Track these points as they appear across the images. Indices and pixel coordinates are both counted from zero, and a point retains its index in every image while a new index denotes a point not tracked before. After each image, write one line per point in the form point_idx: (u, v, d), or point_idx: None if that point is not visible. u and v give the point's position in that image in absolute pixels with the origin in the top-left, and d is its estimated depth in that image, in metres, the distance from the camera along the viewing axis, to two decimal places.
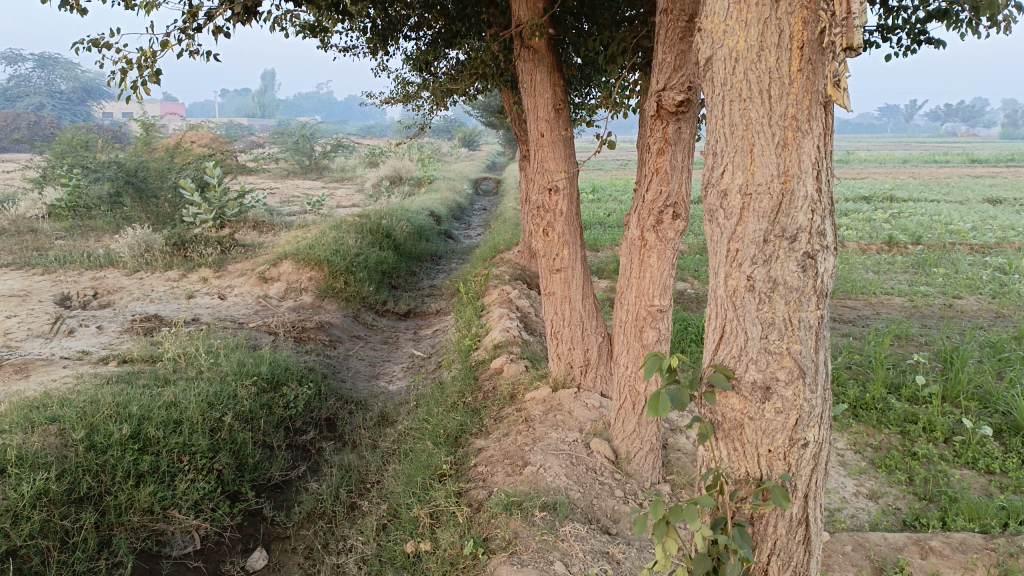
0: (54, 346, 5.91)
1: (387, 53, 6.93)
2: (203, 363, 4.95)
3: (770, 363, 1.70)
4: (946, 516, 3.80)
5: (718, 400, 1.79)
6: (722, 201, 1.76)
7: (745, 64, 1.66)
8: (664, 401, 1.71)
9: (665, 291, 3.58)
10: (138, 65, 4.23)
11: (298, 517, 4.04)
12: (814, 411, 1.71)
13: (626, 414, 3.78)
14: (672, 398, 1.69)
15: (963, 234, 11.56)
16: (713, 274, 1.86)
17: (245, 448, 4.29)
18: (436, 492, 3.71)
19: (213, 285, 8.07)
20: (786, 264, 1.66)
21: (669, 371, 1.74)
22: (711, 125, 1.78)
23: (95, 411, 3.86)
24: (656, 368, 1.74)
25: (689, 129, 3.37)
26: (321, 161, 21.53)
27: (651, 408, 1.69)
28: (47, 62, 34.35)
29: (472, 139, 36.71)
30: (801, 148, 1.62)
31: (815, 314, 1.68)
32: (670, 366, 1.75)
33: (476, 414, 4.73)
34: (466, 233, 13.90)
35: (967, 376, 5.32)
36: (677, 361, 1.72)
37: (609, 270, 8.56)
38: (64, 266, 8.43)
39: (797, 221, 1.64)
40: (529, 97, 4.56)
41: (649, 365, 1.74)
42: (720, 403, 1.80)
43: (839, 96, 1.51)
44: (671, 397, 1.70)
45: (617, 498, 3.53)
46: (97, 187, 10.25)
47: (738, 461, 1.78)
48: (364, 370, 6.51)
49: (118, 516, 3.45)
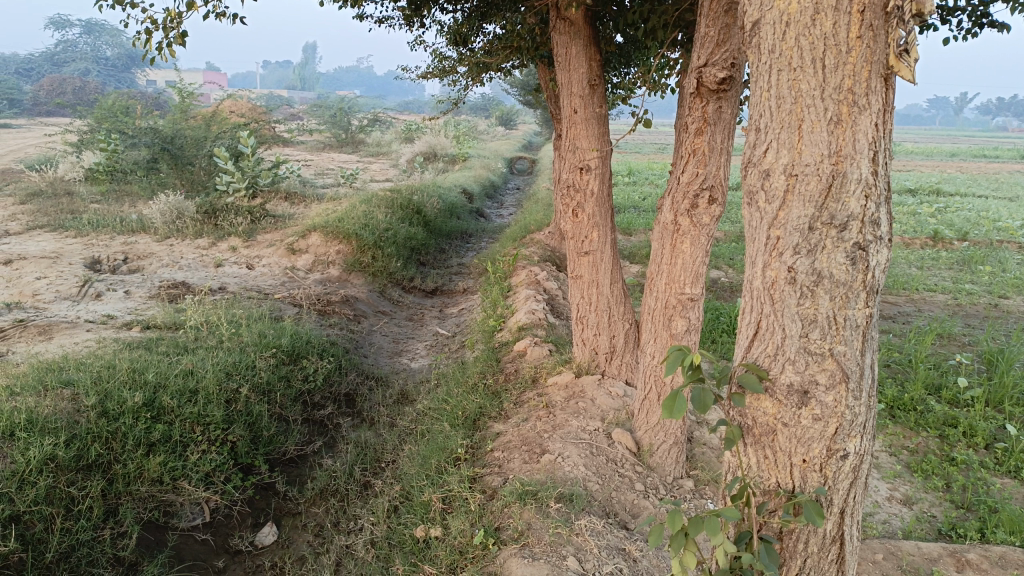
0: (81, 309, 5.90)
1: (423, 25, 6.78)
2: (223, 332, 4.89)
3: (809, 364, 1.54)
4: (985, 527, 3.62)
5: (749, 403, 1.63)
6: (763, 181, 1.59)
7: (797, 29, 1.49)
8: (681, 404, 1.57)
9: (697, 279, 3.41)
10: (163, 26, 4.13)
11: (310, 493, 3.96)
12: (856, 420, 1.54)
13: (650, 406, 3.64)
14: (687, 403, 1.55)
15: (1012, 232, 11.14)
16: (749, 264, 1.69)
17: (261, 421, 4.21)
18: (450, 476, 3.60)
19: (241, 255, 8.03)
20: (833, 255, 1.49)
21: (693, 369, 1.57)
22: (756, 98, 1.61)
23: (110, 377, 3.83)
24: (679, 365, 1.58)
25: (730, 108, 3.19)
26: (358, 135, 21.45)
27: (665, 411, 1.58)
28: (94, 29, 34.99)
29: (510, 118, 36.47)
30: (856, 126, 1.45)
31: (863, 313, 1.51)
32: (695, 363, 1.57)
33: (496, 397, 4.61)
34: (498, 211, 13.76)
35: (1012, 381, 5.08)
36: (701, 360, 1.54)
37: (641, 255, 8.37)
38: (97, 230, 8.46)
39: (848, 208, 1.47)
40: (564, 72, 4.39)
41: (669, 362, 1.58)
42: (752, 405, 1.63)
43: (907, 70, 1.34)
44: (688, 401, 1.56)
45: (637, 492, 3.39)
46: (133, 152, 10.29)
47: (768, 470, 1.62)
48: (387, 346, 6.43)
49: (126, 485, 3.39)
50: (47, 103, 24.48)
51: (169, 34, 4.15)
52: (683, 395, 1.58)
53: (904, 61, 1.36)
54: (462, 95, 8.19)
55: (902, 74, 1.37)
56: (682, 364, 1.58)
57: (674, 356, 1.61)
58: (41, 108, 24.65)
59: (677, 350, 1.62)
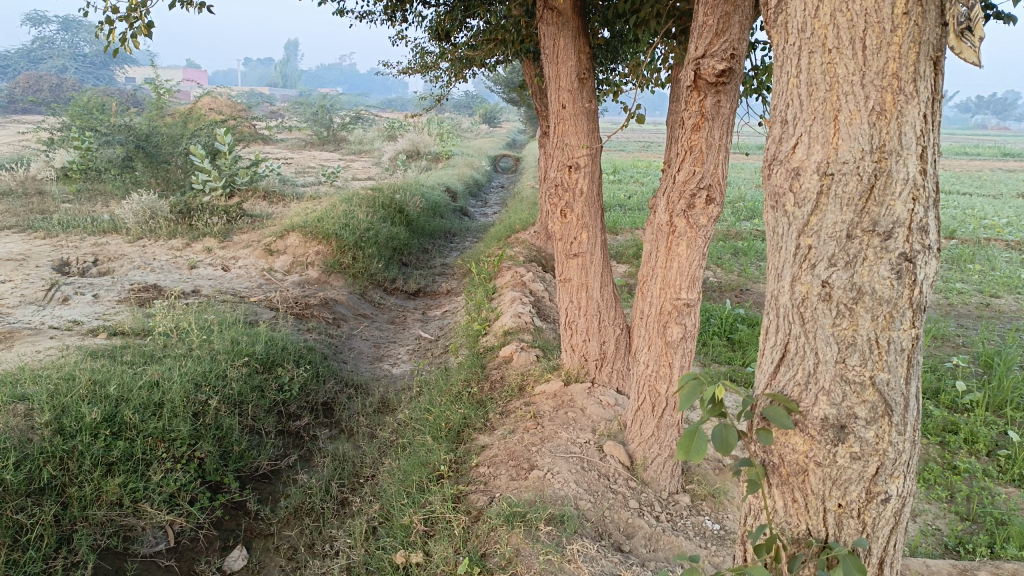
0: (46, 314, 5.62)
1: (404, 19, 6.55)
2: (193, 340, 4.64)
3: (847, 395, 1.34)
4: (994, 543, 3.45)
5: (776, 438, 1.42)
6: (792, 182, 1.38)
7: (833, 3, 1.29)
8: (701, 443, 1.37)
9: (694, 284, 3.20)
10: (126, 15, 3.88)
11: (283, 513, 3.72)
12: (901, 458, 1.34)
13: (645, 416, 3.44)
14: (708, 442, 1.35)
15: (998, 229, 11.06)
16: (773, 278, 1.48)
17: (231, 434, 3.97)
18: (432, 496, 3.37)
19: (217, 256, 7.76)
20: (876, 268, 1.29)
21: (714, 404, 1.38)
22: (782, 84, 1.41)
23: (69, 391, 3.58)
24: (696, 397, 1.38)
25: (728, 102, 2.98)
26: (339, 133, 21.13)
27: (682, 452, 1.38)
28: (71, 25, 34.49)
29: (494, 117, 36.24)
30: (902, 117, 1.25)
31: (908, 335, 1.31)
32: (716, 396, 1.37)
33: (481, 406, 4.38)
34: (483, 210, 13.54)
35: (1011, 385, 4.94)
36: (722, 394, 1.34)
37: (628, 255, 8.19)
38: (67, 230, 8.16)
39: (894, 212, 1.27)
40: (551, 65, 4.16)
41: (684, 394, 1.39)
42: (779, 441, 1.43)
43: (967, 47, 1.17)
44: (709, 441, 1.36)
45: (631, 510, 3.18)
46: (107, 150, 9.98)
47: (797, 515, 1.42)
48: (367, 350, 6.19)
49: (83, 509, 3.16)
50: (21, 101, 23.98)
51: (133, 24, 3.91)
52: (703, 432, 1.39)
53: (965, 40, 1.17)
54: (445, 91, 7.96)
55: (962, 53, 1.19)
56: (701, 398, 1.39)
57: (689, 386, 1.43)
58: (16, 105, 24.07)
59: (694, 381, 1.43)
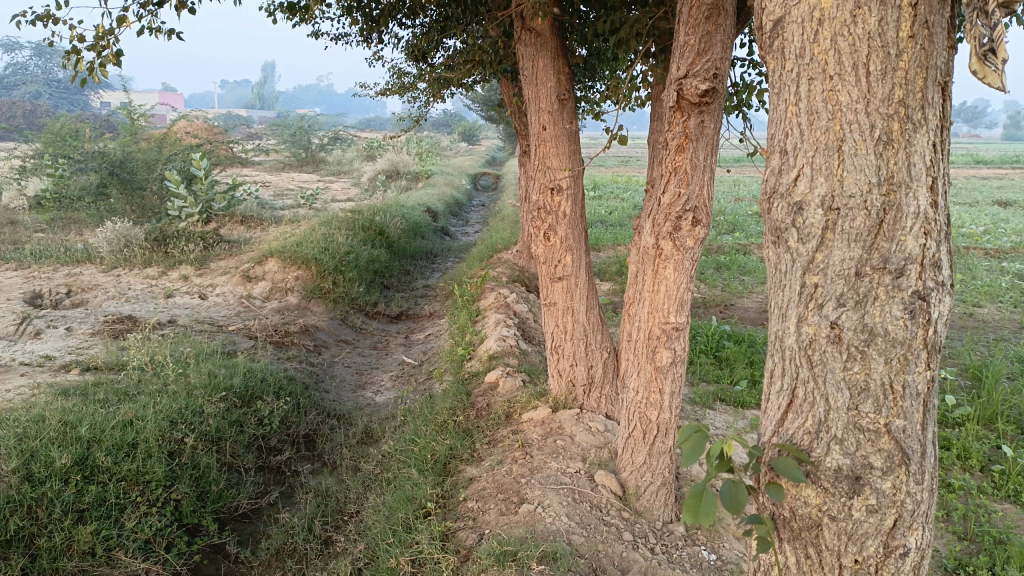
0: (17, 350, 5.45)
1: (382, 41, 6.49)
2: (169, 374, 4.50)
3: (862, 444, 1.46)
4: (994, 563, 3.36)
5: (788, 493, 1.55)
6: (795, 217, 1.48)
7: (833, 27, 1.40)
8: (709, 504, 1.54)
9: (682, 307, 3.11)
10: (94, 44, 3.78)
11: (264, 554, 3.58)
12: (918, 510, 1.47)
13: (635, 445, 3.35)
14: (714, 504, 1.53)
15: (977, 238, 11.07)
16: (778, 318, 1.59)
17: (209, 473, 3.84)
18: (419, 534, 3.26)
19: (194, 284, 7.61)
20: (889, 308, 1.40)
21: (720, 459, 1.49)
22: (782, 114, 1.51)
23: (39, 432, 3.46)
24: (703, 454, 1.50)
25: (713, 123, 2.91)
26: (317, 154, 20.96)
27: (692, 513, 1.54)
28: (45, 51, 34.13)
29: (472, 134, 36.08)
30: (911, 146, 1.37)
31: (923, 378, 1.42)
32: (722, 452, 1.49)
33: (468, 436, 4.27)
34: (463, 230, 13.42)
35: (1001, 398, 4.89)
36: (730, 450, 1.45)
37: (611, 273, 8.13)
38: (39, 261, 7.98)
39: (906, 248, 1.38)
40: (530, 87, 4.10)
41: (692, 453, 1.53)
42: (791, 496, 1.55)
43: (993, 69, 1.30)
44: (715, 502, 1.53)
45: (625, 542, 3.08)
46: (81, 178, 9.79)
47: (811, 571, 1.55)
48: (350, 378, 6.06)
49: (52, 561, 3.01)
50: None
51: (102, 52, 3.80)
52: (709, 491, 1.56)
53: (990, 63, 1.31)
54: (423, 112, 7.90)
55: (986, 76, 1.32)
56: (707, 453, 1.50)
57: (697, 445, 1.53)
58: None
59: (702, 438, 1.54)
